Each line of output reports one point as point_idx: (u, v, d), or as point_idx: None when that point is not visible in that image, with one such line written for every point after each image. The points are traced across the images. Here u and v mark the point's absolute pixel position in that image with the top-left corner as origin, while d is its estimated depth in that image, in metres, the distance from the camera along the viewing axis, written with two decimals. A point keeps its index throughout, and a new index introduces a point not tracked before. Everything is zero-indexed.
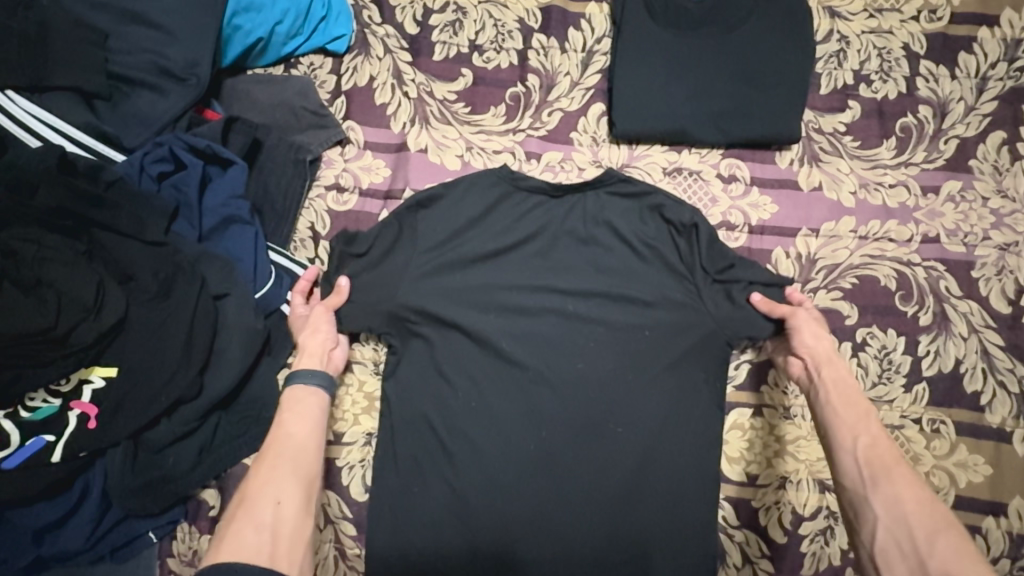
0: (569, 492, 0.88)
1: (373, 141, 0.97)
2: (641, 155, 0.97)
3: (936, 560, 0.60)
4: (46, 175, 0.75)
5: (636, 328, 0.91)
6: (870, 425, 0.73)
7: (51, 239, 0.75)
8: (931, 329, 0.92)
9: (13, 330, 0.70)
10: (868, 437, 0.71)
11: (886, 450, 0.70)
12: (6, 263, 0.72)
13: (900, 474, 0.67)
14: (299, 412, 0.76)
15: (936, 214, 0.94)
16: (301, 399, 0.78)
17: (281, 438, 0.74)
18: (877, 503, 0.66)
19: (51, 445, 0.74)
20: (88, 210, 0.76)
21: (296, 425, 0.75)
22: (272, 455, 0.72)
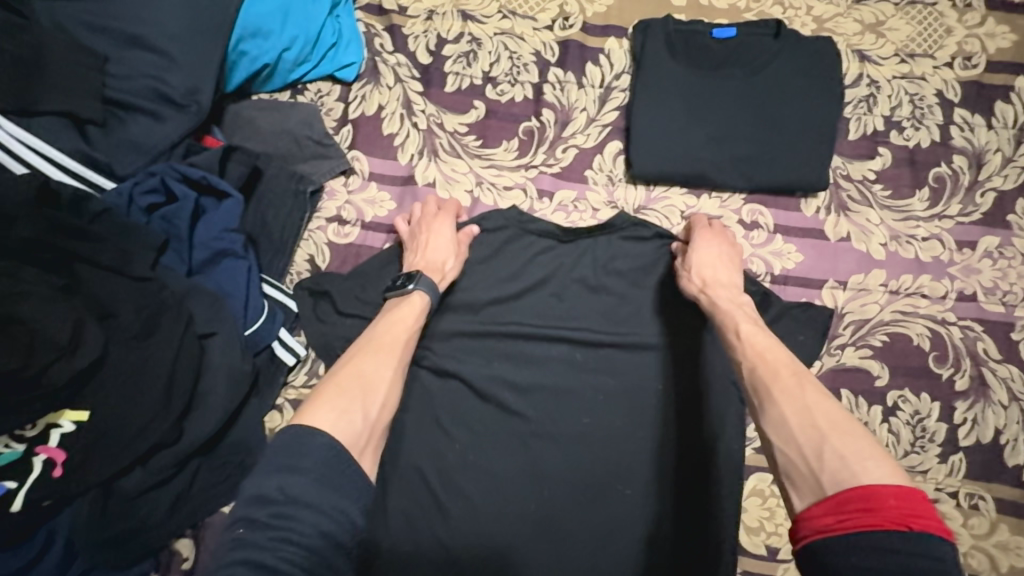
0: (573, 560, 0.81)
1: (379, 172, 0.93)
2: (659, 197, 0.92)
3: (829, 472, 0.53)
4: (24, 202, 0.70)
5: (648, 382, 0.85)
6: (755, 344, 0.67)
7: (27, 272, 0.69)
8: (967, 395, 0.85)
9: None
10: (750, 357, 0.66)
11: (768, 367, 0.63)
12: None
13: (780, 387, 0.60)
14: (413, 316, 0.76)
15: (972, 270, 0.88)
16: (418, 306, 0.77)
17: (395, 333, 0.74)
18: (767, 426, 0.59)
19: (11, 495, 0.67)
20: (71, 243, 0.71)
21: (408, 328, 0.75)
22: (382, 347, 0.72)
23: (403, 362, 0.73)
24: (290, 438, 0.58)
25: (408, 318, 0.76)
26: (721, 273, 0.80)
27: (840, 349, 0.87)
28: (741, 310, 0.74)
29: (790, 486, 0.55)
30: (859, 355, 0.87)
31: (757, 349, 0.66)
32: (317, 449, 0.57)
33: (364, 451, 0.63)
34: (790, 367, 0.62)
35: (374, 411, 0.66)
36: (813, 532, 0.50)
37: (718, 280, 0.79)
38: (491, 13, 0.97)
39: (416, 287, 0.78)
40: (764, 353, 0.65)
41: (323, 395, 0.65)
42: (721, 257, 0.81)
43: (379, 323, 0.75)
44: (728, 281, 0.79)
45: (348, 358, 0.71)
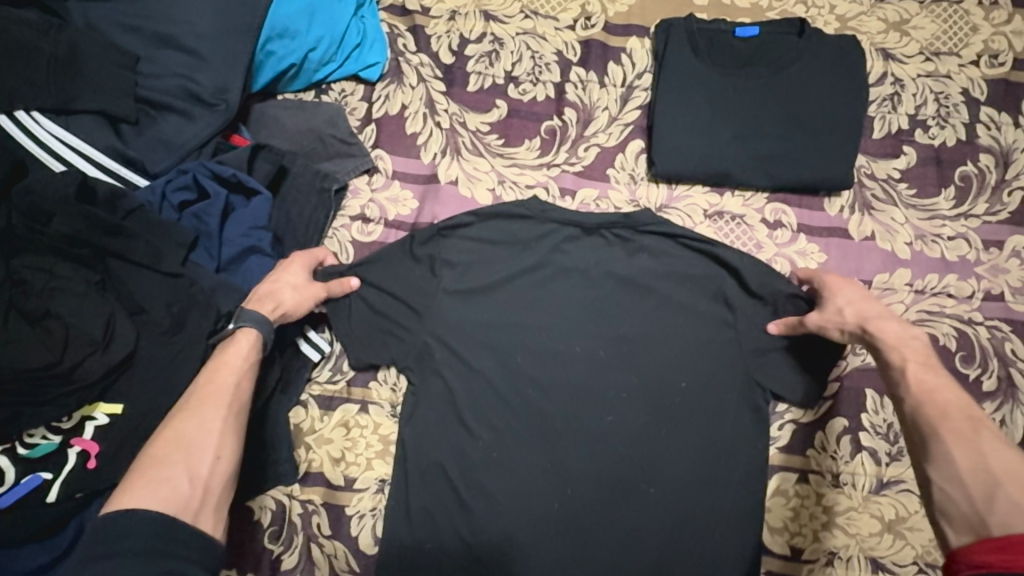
0: (596, 558, 0.81)
1: (402, 171, 0.94)
2: (681, 196, 0.93)
3: (998, 515, 0.55)
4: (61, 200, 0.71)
5: (670, 381, 0.86)
6: (923, 384, 0.67)
7: (63, 268, 0.71)
8: (995, 396, 0.84)
9: (17, 367, 0.66)
10: (915, 394, 0.67)
11: (938, 406, 0.64)
12: (13, 292, 0.69)
13: (951, 429, 0.62)
14: (239, 360, 0.69)
15: (999, 269, 0.88)
16: (249, 346, 0.70)
17: (222, 380, 0.67)
18: (929, 465, 0.61)
19: (48, 484, 0.69)
20: (104, 238, 0.72)
21: (238, 374, 0.68)
22: (209, 399, 0.65)
23: (240, 407, 0.66)
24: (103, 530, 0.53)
25: (234, 363, 0.68)
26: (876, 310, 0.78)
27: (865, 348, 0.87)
28: (906, 347, 0.73)
29: (946, 520, 0.58)
30: None
31: (925, 387, 0.67)
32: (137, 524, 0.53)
33: (202, 511, 0.58)
34: (964, 412, 0.63)
35: (206, 469, 0.60)
36: (969, 565, 0.53)
37: (871, 315, 0.77)
38: (514, 13, 0.98)
39: (240, 325, 0.71)
40: (934, 392, 0.66)
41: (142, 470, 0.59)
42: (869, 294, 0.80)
43: (203, 374, 0.68)
44: (886, 317, 0.77)
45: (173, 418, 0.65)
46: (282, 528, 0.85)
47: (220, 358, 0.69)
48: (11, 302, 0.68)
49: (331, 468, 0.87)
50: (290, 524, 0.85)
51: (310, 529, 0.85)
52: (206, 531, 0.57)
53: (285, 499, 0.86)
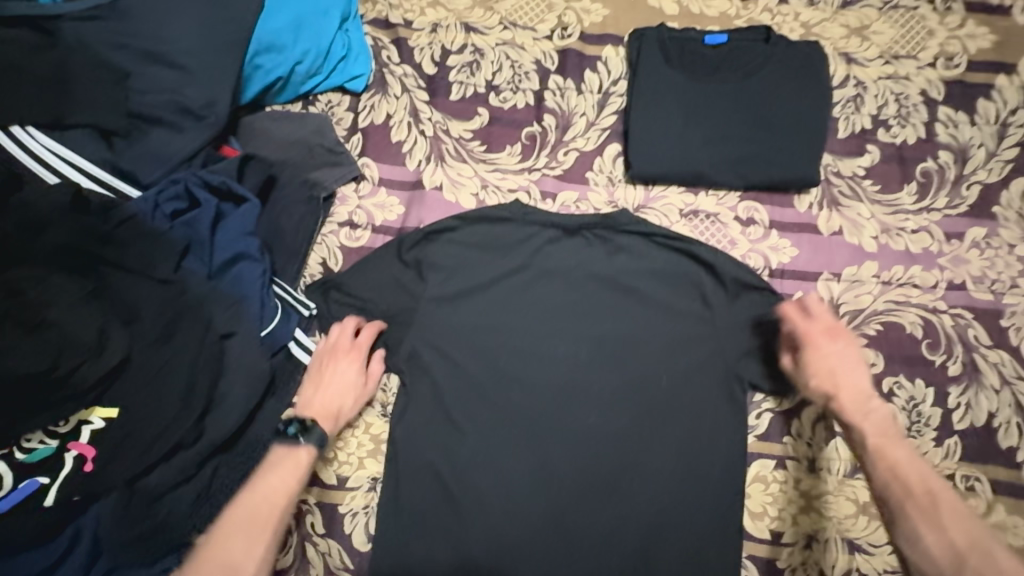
0: (583, 548, 0.84)
1: (388, 178, 0.97)
2: (657, 196, 0.96)
3: None
4: (58, 212, 0.74)
5: (651, 375, 0.89)
6: (887, 459, 0.72)
7: (58, 277, 0.72)
8: (960, 380, 0.88)
9: (14, 374, 0.67)
10: (883, 468, 0.72)
11: (907, 483, 0.69)
12: (8, 302, 0.69)
13: (917, 508, 0.67)
14: (284, 481, 0.74)
15: (961, 260, 0.92)
16: (302, 461, 0.76)
17: (270, 502, 0.73)
18: (904, 542, 0.68)
19: (46, 488, 0.71)
20: (99, 247, 0.74)
21: (281, 495, 0.73)
22: (252, 521, 0.71)
23: (279, 530, 0.72)
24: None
25: (285, 483, 0.74)
26: (844, 376, 0.80)
27: None
28: (868, 417, 0.76)
29: None
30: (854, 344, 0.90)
31: (889, 463, 0.72)
32: None
33: None
34: (924, 486, 0.69)
35: None
36: None
37: (846, 382, 0.79)
38: (493, 25, 1.02)
39: (304, 442, 0.77)
40: (897, 469, 0.71)
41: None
42: (845, 356, 0.80)
43: (257, 484, 0.74)
44: (853, 383, 0.79)
45: (223, 526, 0.71)
46: None
47: (273, 474, 0.74)
48: (8, 311, 0.69)
49: (324, 467, 0.90)
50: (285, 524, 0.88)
51: (305, 527, 0.88)
52: None
53: None
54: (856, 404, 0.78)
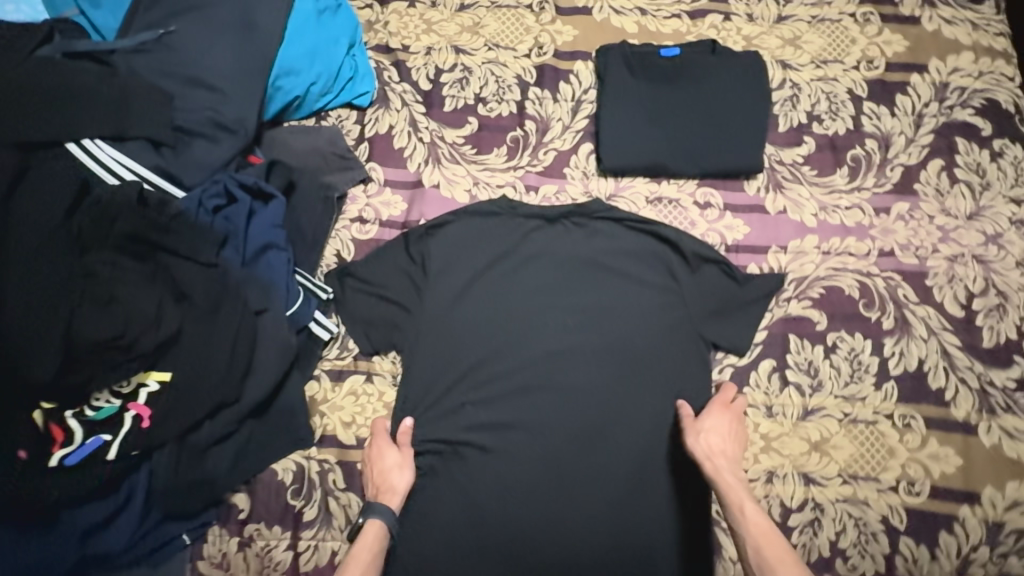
0: (574, 491, 0.96)
1: (393, 179, 1.12)
2: (626, 186, 1.11)
3: None
4: (122, 205, 0.85)
5: (628, 338, 1.02)
6: (756, 524, 0.87)
7: (123, 261, 0.84)
8: (894, 332, 1.02)
9: (90, 338, 0.79)
10: (752, 533, 0.87)
11: (768, 544, 0.85)
12: (82, 280, 0.81)
13: (783, 566, 0.83)
14: (368, 548, 0.90)
15: (889, 231, 1.06)
16: (375, 535, 0.91)
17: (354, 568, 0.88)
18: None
19: (108, 444, 0.83)
20: (158, 235, 0.87)
21: (369, 564, 0.89)
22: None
23: None
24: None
25: (364, 550, 0.90)
26: (722, 450, 0.93)
27: (786, 301, 1.04)
28: (738, 487, 0.91)
29: None
30: (802, 306, 1.04)
31: (759, 527, 0.87)
32: None
33: None
34: (782, 547, 0.85)
35: None
36: None
37: (722, 452, 0.93)
38: (479, 46, 1.18)
39: (368, 518, 0.92)
40: (766, 535, 0.86)
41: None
42: (724, 428, 0.95)
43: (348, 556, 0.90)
44: (728, 457, 0.94)
45: None
46: (302, 486, 0.98)
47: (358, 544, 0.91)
48: (82, 289, 0.81)
49: (343, 431, 1.00)
50: (309, 481, 0.98)
51: (327, 484, 0.98)
52: None
53: (304, 460, 0.99)
54: (733, 482, 0.91)
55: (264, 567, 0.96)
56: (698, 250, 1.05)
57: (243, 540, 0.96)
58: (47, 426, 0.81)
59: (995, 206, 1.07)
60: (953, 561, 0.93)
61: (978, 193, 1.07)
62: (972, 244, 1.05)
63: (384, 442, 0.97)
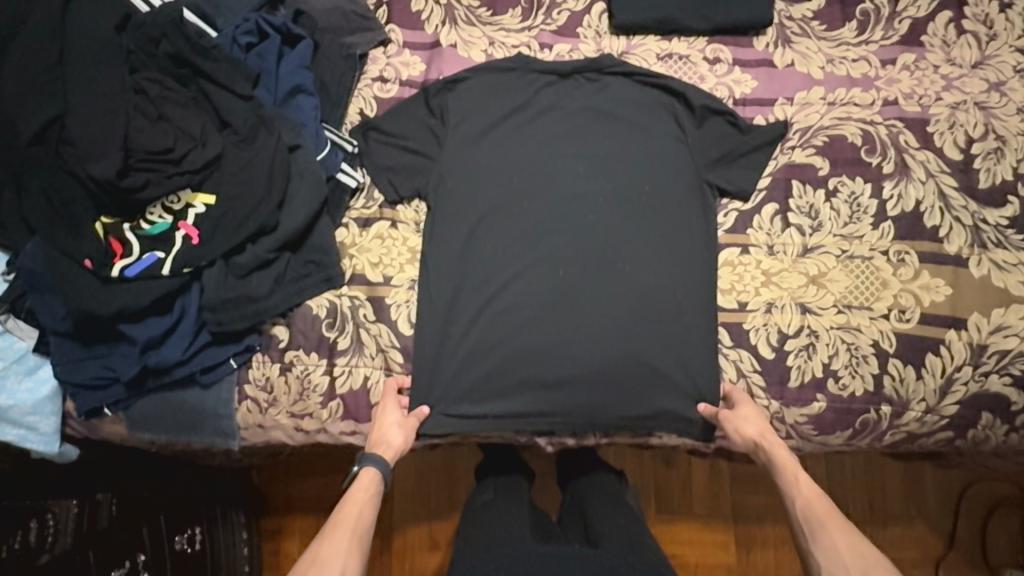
0: (585, 321, 1.04)
1: (411, 41, 1.16)
2: (638, 44, 1.14)
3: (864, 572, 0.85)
4: (166, 30, 0.93)
5: (638, 183, 1.07)
6: (806, 487, 0.94)
7: (171, 83, 0.93)
8: (893, 176, 1.06)
9: (146, 147, 0.89)
10: (803, 499, 0.93)
11: (819, 507, 0.92)
12: (137, 97, 0.91)
13: (833, 524, 0.90)
14: (365, 488, 0.97)
15: (894, 81, 1.09)
16: (371, 481, 0.98)
17: (353, 510, 0.94)
18: (818, 550, 0.89)
19: (162, 260, 0.92)
20: (198, 61, 0.94)
21: (365, 505, 0.95)
22: (346, 522, 0.93)
23: (360, 531, 0.93)
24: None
25: (360, 494, 0.96)
26: (764, 425, 0.99)
27: (790, 150, 1.09)
28: (789, 460, 0.97)
29: None
30: (805, 154, 1.09)
31: (809, 490, 0.94)
32: None
33: None
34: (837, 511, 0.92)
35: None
36: None
37: (762, 424, 0.99)
38: None
39: (364, 466, 0.99)
40: (816, 495, 0.93)
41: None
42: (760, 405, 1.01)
43: (340, 502, 0.96)
44: (773, 432, 1.00)
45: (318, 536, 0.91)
46: (335, 319, 1.06)
47: (353, 490, 0.96)
48: (137, 104, 0.91)
49: (371, 270, 1.08)
50: (341, 314, 1.07)
51: (358, 316, 1.07)
52: None
53: (337, 297, 1.07)
54: (783, 455, 0.97)
55: (304, 390, 1.06)
56: (706, 102, 1.09)
57: (284, 366, 1.05)
58: (108, 238, 0.91)
59: (1001, 56, 1.09)
60: (937, 381, 1.01)
61: (984, 43, 1.10)
62: (975, 92, 1.08)
63: (391, 402, 1.03)
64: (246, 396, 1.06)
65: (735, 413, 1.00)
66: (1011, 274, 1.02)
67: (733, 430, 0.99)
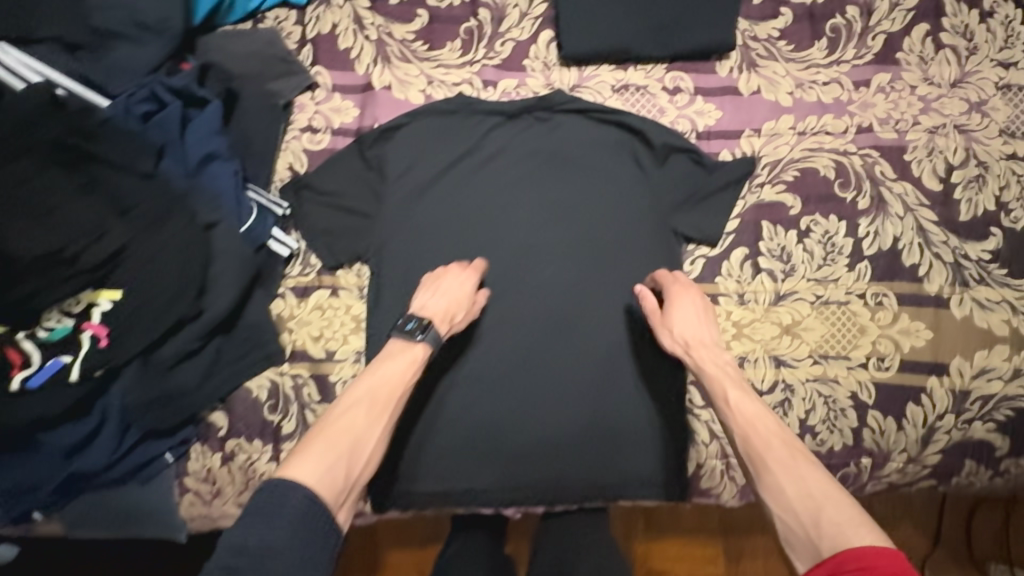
0: (548, 387, 0.97)
1: (340, 84, 1.05)
2: (590, 75, 1.04)
3: (825, 538, 0.70)
4: (44, 109, 0.83)
5: (596, 235, 0.99)
6: (743, 413, 0.83)
7: (54, 172, 0.83)
8: (869, 212, 0.99)
9: (32, 250, 0.79)
10: (741, 428, 0.82)
11: (759, 436, 0.80)
12: (14, 193, 0.80)
13: (774, 458, 0.78)
14: (409, 366, 0.87)
15: (868, 105, 1.01)
16: (417, 359, 0.88)
17: (388, 389, 0.85)
18: (765, 494, 0.77)
19: (69, 365, 0.83)
20: (88, 144, 0.84)
21: (407, 380, 0.86)
22: (379, 401, 0.84)
23: (392, 416, 0.85)
24: (274, 487, 0.73)
25: (404, 371, 0.86)
26: (693, 338, 0.90)
27: (759, 187, 1.01)
28: (721, 378, 0.86)
29: (791, 550, 0.73)
30: (775, 191, 1.00)
31: (747, 415, 0.82)
32: (296, 502, 0.72)
33: (339, 507, 0.77)
34: (781, 440, 0.80)
35: (358, 471, 0.81)
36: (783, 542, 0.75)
37: (691, 337, 0.90)
38: None
39: (422, 340, 0.88)
40: (753, 423, 0.81)
41: (309, 444, 0.79)
42: (690, 314, 0.91)
43: (375, 374, 0.86)
44: (709, 342, 0.90)
45: (346, 406, 0.83)
46: (278, 401, 0.99)
47: (392, 360, 0.87)
48: (18, 202, 0.80)
49: (313, 345, 0.99)
50: (284, 396, 0.99)
51: (302, 396, 0.99)
52: (339, 524, 0.77)
53: (278, 377, 0.99)
54: (715, 371, 0.87)
55: (249, 479, 0.98)
56: (667, 141, 1.00)
57: (226, 456, 0.98)
58: (3, 350, 0.82)
59: (981, 71, 1.01)
60: (919, 431, 0.96)
61: (964, 58, 1.01)
62: (955, 114, 1.00)
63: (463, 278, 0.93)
64: (188, 490, 0.98)
65: (662, 320, 0.91)
66: (994, 312, 0.96)
67: (664, 338, 0.91)
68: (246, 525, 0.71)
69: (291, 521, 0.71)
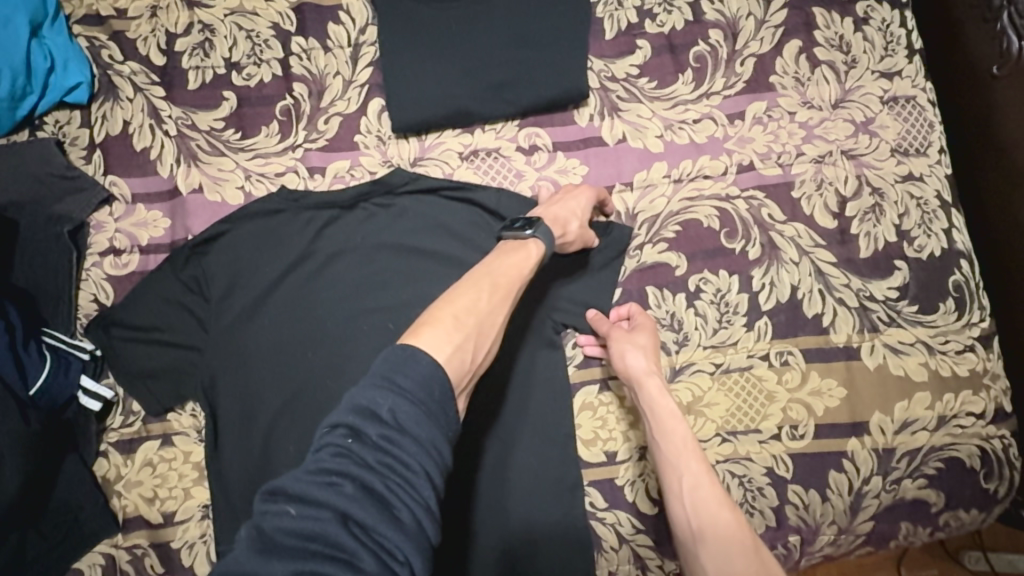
0: None
1: (141, 192, 0.90)
2: (432, 145, 0.91)
3: None
4: None
5: None
6: (693, 473, 0.75)
7: None
8: (761, 262, 0.88)
9: None
10: (692, 487, 0.74)
11: (713, 498, 0.73)
12: None
13: (724, 528, 0.71)
14: (523, 262, 0.73)
15: (745, 140, 0.90)
16: (539, 248, 0.75)
17: (513, 272, 0.71)
18: (707, 565, 0.70)
19: None
20: None
21: (528, 263, 0.73)
22: (500, 283, 0.69)
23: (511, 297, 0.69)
24: (396, 352, 0.56)
25: (525, 257, 0.73)
26: (652, 364, 0.81)
27: (638, 250, 0.89)
28: (676, 427, 0.77)
29: None
30: (657, 251, 0.88)
31: (700, 472, 0.75)
32: (422, 367, 0.54)
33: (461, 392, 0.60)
34: (730, 506, 0.73)
35: (482, 349, 0.64)
36: None
37: (648, 374, 0.80)
38: None
39: (534, 234, 0.76)
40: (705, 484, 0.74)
41: (437, 314, 0.62)
42: (645, 347, 0.81)
43: (498, 257, 0.73)
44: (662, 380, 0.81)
45: (460, 284, 0.68)
46: None
47: (507, 247, 0.75)
48: None
49: (147, 508, 0.85)
50: (122, 572, 0.84)
51: (143, 570, 0.84)
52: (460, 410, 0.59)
53: (112, 550, 0.84)
54: (668, 409, 0.78)
55: None
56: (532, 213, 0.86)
57: None
58: None
59: (863, 86, 0.90)
60: (845, 500, 0.85)
61: (843, 73, 0.91)
62: (840, 138, 0.90)
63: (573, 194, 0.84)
64: None
65: (621, 346, 0.81)
66: (910, 356, 0.87)
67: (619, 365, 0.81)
68: (370, 385, 0.53)
69: (414, 396, 0.53)
